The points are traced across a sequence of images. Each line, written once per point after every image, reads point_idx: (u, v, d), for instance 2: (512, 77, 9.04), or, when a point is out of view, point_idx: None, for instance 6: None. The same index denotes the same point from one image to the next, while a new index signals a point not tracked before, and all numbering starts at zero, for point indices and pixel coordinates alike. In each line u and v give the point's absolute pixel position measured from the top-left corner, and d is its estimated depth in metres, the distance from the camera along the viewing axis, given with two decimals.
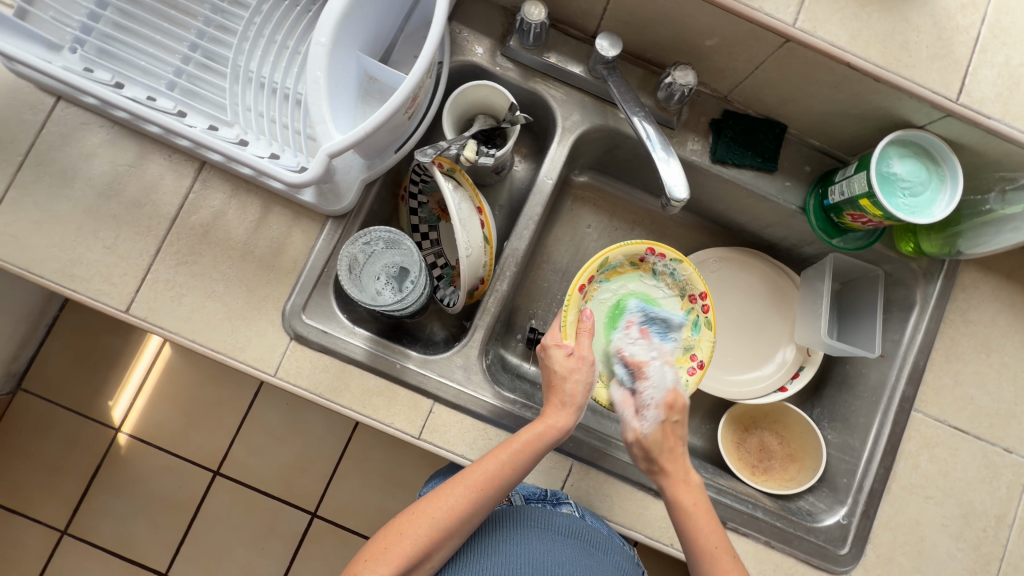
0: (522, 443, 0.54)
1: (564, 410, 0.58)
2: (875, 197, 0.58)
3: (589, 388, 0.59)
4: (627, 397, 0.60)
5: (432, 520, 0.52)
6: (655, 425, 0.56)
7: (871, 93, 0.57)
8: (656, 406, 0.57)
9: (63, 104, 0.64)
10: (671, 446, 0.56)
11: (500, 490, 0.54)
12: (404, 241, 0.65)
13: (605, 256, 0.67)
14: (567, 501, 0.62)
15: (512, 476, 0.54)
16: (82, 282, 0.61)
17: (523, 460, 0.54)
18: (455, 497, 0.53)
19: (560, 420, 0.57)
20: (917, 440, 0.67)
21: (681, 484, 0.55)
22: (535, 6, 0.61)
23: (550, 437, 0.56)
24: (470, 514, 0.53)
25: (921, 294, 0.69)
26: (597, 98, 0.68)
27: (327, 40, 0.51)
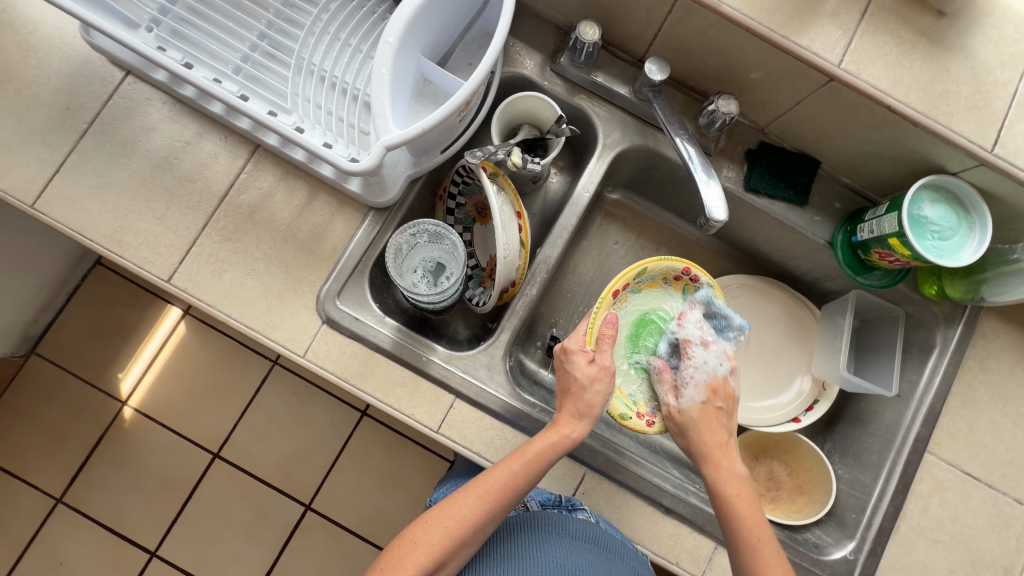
0: (536, 453, 0.54)
1: (583, 421, 0.57)
2: (905, 237, 0.60)
3: (607, 399, 0.59)
4: (663, 371, 0.64)
5: (446, 530, 0.53)
6: (693, 403, 0.60)
7: (908, 136, 0.59)
8: (697, 387, 0.60)
9: (131, 79, 0.67)
10: (712, 432, 0.57)
11: (513, 501, 0.54)
12: (447, 233, 0.67)
13: (644, 266, 0.66)
14: (581, 508, 0.63)
15: (525, 485, 0.54)
16: (129, 249, 0.64)
17: (535, 471, 0.54)
18: (468, 508, 0.53)
19: (576, 430, 0.57)
20: (929, 482, 0.67)
21: (726, 475, 0.55)
22: (590, 28, 0.64)
23: (564, 445, 0.56)
24: (483, 524, 0.54)
25: (941, 337, 0.70)
26: (639, 119, 0.70)
27: (395, 40, 0.54)
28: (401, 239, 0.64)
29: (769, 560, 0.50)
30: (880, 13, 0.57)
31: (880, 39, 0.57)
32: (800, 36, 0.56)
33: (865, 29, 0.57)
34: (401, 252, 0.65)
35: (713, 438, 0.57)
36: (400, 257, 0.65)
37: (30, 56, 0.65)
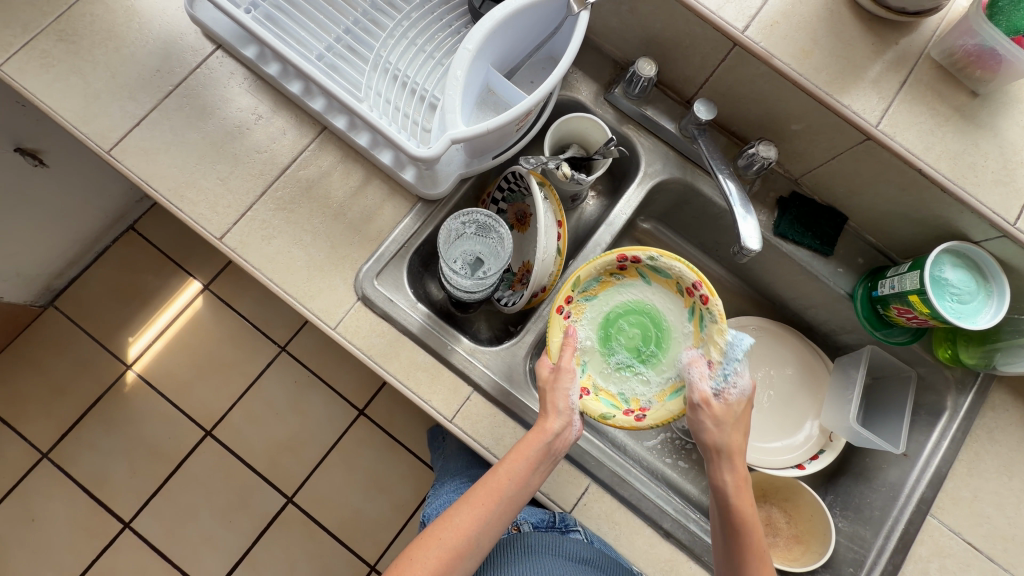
0: (516, 450, 0.56)
1: (560, 415, 0.59)
2: (925, 295, 0.62)
3: (572, 395, 0.60)
4: (696, 360, 0.63)
5: (440, 542, 0.53)
6: (737, 395, 0.60)
7: (935, 201, 0.63)
8: (750, 384, 0.60)
9: (219, 53, 0.72)
10: (734, 430, 0.59)
11: (502, 504, 0.56)
12: (495, 224, 0.69)
13: (576, 276, 0.66)
14: (575, 527, 0.67)
15: (512, 487, 0.56)
16: (189, 204, 0.67)
17: (517, 470, 0.56)
18: (460, 519, 0.54)
19: (556, 425, 0.58)
20: (929, 545, 0.67)
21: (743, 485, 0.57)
22: (648, 63, 0.69)
23: (547, 438, 0.58)
24: (479, 535, 0.54)
25: (952, 402, 0.72)
26: (681, 154, 0.75)
27: (473, 48, 0.58)
28: (450, 228, 0.67)
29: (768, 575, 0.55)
30: (919, 86, 0.62)
31: (916, 109, 0.61)
32: (842, 95, 0.61)
33: (903, 98, 0.62)
34: (452, 237, 0.68)
35: (740, 439, 0.59)
36: (450, 242, 0.68)
37: (132, 19, 0.71)
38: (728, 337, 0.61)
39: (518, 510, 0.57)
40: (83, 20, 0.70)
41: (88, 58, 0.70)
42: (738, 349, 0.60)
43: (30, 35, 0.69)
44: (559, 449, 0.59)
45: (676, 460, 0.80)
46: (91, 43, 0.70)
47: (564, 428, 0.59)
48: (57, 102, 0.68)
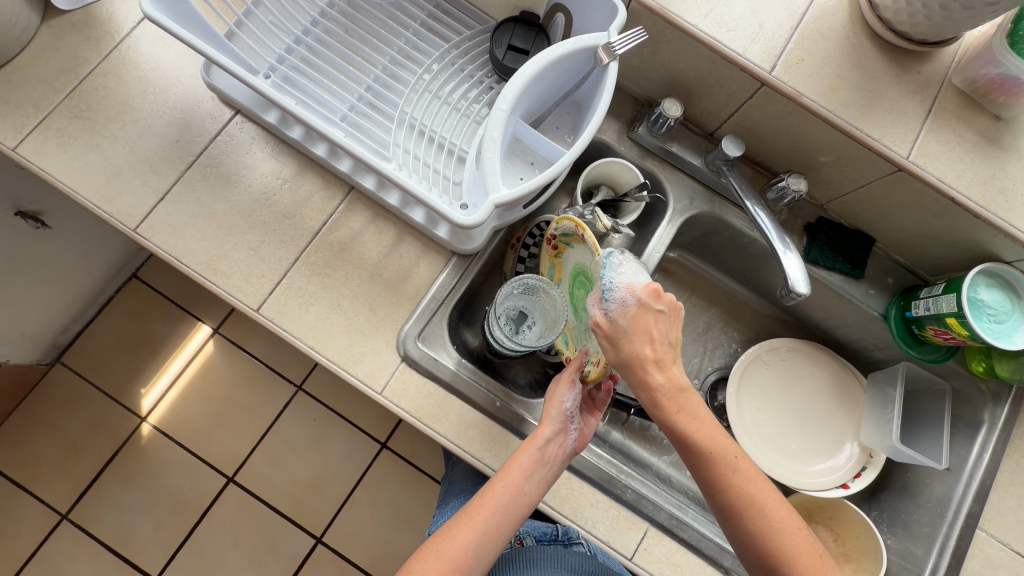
0: (511, 457, 0.56)
1: (552, 421, 0.59)
2: (964, 317, 0.63)
3: (567, 403, 0.61)
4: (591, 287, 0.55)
5: (438, 554, 0.52)
6: (624, 304, 0.51)
7: (967, 225, 0.64)
8: (630, 290, 0.51)
9: (238, 118, 0.71)
10: (640, 339, 0.50)
11: (497, 514, 0.54)
12: (545, 285, 0.66)
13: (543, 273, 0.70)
14: (577, 541, 0.73)
15: (507, 494, 0.55)
16: (223, 277, 0.66)
17: (511, 477, 0.56)
18: (457, 528, 0.53)
19: (547, 431, 0.59)
20: (980, 558, 0.68)
21: (663, 392, 0.51)
22: (673, 104, 0.69)
23: (539, 444, 0.58)
24: (477, 546, 0.53)
25: (989, 415, 0.73)
26: (708, 188, 0.76)
27: (507, 107, 0.58)
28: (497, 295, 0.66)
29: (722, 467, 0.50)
30: (943, 113, 0.63)
31: (943, 137, 0.62)
32: (871, 128, 0.62)
33: (931, 127, 0.62)
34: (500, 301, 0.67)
35: (646, 349, 0.50)
36: (497, 307, 0.67)
37: (146, 90, 0.70)
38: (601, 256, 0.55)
39: (517, 523, 0.55)
40: (97, 94, 0.69)
41: (104, 133, 0.68)
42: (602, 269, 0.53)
43: (43, 114, 0.68)
44: (553, 458, 0.59)
45: None
46: (107, 117, 0.69)
47: (556, 434, 0.59)
48: (76, 180, 0.66)
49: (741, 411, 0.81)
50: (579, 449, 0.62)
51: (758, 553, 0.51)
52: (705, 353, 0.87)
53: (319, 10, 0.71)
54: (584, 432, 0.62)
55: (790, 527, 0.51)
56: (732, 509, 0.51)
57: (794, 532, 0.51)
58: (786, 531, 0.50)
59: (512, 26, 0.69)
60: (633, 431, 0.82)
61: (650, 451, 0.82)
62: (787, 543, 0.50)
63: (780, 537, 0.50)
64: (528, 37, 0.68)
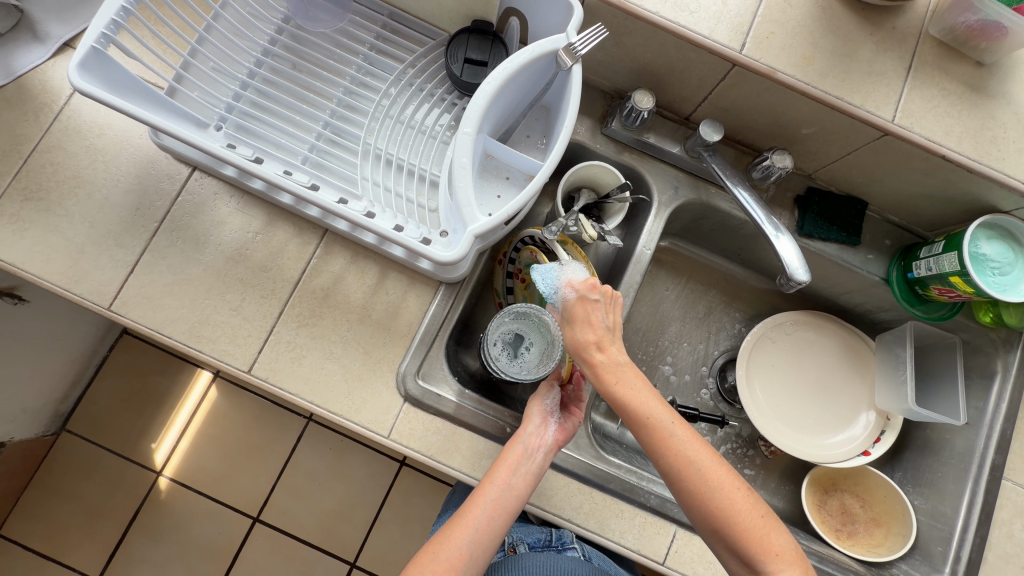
0: (495, 452, 0.58)
1: (532, 417, 0.61)
2: (967, 275, 0.62)
3: (547, 402, 0.63)
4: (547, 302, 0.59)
5: (432, 557, 0.52)
6: (565, 299, 0.53)
7: (962, 181, 0.62)
8: (569, 287, 0.54)
9: (197, 174, 0.68)
10: (580, 328, 0.51)
11: (486, 510, 0.55)
12: (536, 311, 0.67)
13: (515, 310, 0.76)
14: (571, 546, 0.71)
15: (493, 491, 0.55)
16: (209, 342, 0.64)
17: (496, 472, 0.57)
18: (450, 528, 0.54)
19: (528, 425, 0.61)
20: (1010, 508, 0.68)
21: (602, 366, 0.49)
22: (644, 96, 0.67)
23: (522, 439, 0.60)
24: (471, 544, 0.53)
25: (1002, 363, 0.72)
26: (692, 175, 0.73)
27: (473, 130, 0.55)
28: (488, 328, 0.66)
29: (664, 430, 0.47)
30: (924, 68, 0.60)
31: (928, 93, 0.60)
32: (854, 96, 0.59)
33: (913, 84, 0.60)
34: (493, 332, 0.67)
35: (586, 335, 0.51)
36: (491, 338, 0.66)
37: (96, 159, 0.67)
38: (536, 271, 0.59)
39: (508, 518, 0.55)
40: (46, 171, 0.66)
41: (61, 211, 0.65)
42: (544, 283, 0.57)
43: None
44: (538, 451, 0.59)
45: (742, 469, 0.81)
46: (61, 194, 0.65)
47: (539, 427, 0.61)
48: (38, 265, 0.64)
49: (753, 393, 0.80)
50: (564, 444, 0.62)
51: (700, 517, 0.47)
52: (709, 338, 0.86)
53: (262, 49, 0.67)
54: (566, 427, 0.62)
55: (729, 487, 0.47)
56: (672, 474, 0.47)
57: (733, 491, 0.47)
58: (724, 491, 0.47)
59: (465, 37, 0.66)
60: None
61: None
62: (724, 500, 0.46)
63: (719, 497, 0.46)
64: (484, 48, 0.65)
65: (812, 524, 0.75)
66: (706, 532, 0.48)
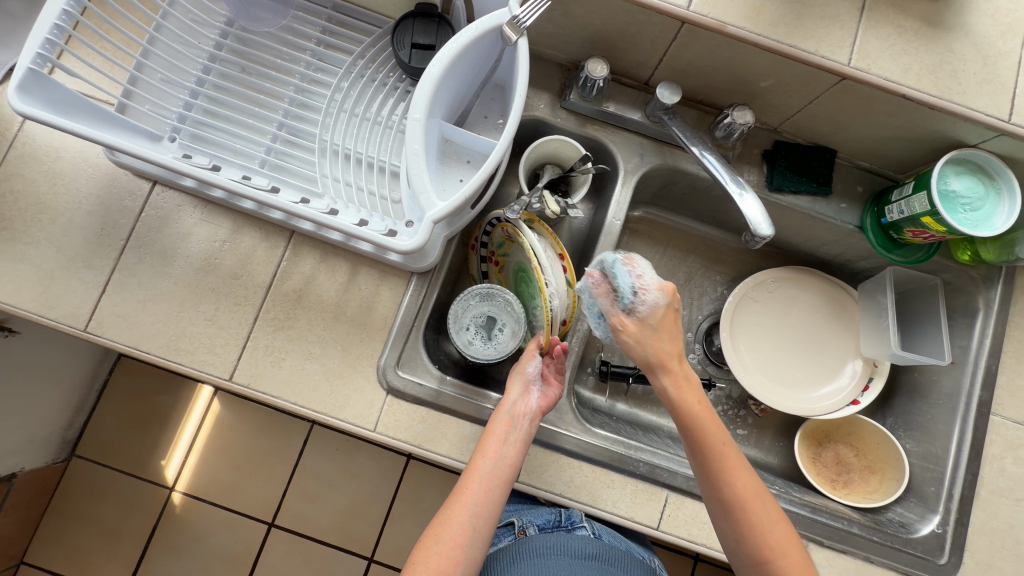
0: (485, 425, 0.58)
1: (515, 385, 0.62)
2: (938, 214, 0.61)
3: (528, 367, 0.64)
4: (603, 285, 0.58)
5: (437, 539, 0.52)
6: (654, 304, 0.56)
7: (925, 119, 0.61)
8: (660, 292, 0.56)
9: (158, 188, 0.68)
10: (656, 344, 0.55)
11: (482, 482, 0.55)
12: (499, 291, 0.67)
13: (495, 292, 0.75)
14: (580, 525, 0.71)
15: (488, 464, 0.56)
16: (187, 354, 0.64)
17: (487, 445, 0.57)
18: (450, 508, 0.54)
19: (512, 393, 0.61)
20: (1000, 443, 0.68)
21: (683, 383, 0.53)
22: (598, 65, 0.66)
23: (507, 408, 0.60)
24: (471, 519, 0.53)
25: (984, 300, 0.72)
26: (655, 140, 0.72)
27: (423, 116, 0.55)
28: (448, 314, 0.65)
29: (733, 455, 0.51)
30: (878, 7, 0.59)
31: (883, 33, 0.59)
32: (807, 43, 0.58)
33: (867, 26, 0.59)
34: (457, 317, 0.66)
35: (668, 346, 0.55)
36: (457, 324, 0.66)
37: (57, 183, 0.66)
38: (608, 260, 0.59)
39: (505, 488, 0.56)
40: (7, 199, 0.66)
41: (27, 238, 0.65)
42: (624, 278, 0.57)
43: None
44: (523, 418, 0.60)
45: (734, 430, 0.82)
46: (24, 222, 0.65)
47: (520, 394, 0.61)
48: (10, 294, 0.64)
49: (739, 353, 0.80)
50: (547, 411, 0.62)
51: (750, 548, 0.49)
52: (692, 303, 0.86)
53: (208, 55, 0.66)
54: (549, 393, 0.63)
55: (782, 522, 0.50)
56: (734, 502, 0.50)
57: (786, 525, 0.50)
58: (779, 525, 0.50)
59: (410, 22, 0.65)
60: (637, 398, 0.82)
61: (657, 413, 0.81)
62: (762, 526, 0.49)
63: (774, 531, 0.49)
64: (431, 31, 0.64)
65: (807, 476, 0.76)
66: (748, 566, 0.50)
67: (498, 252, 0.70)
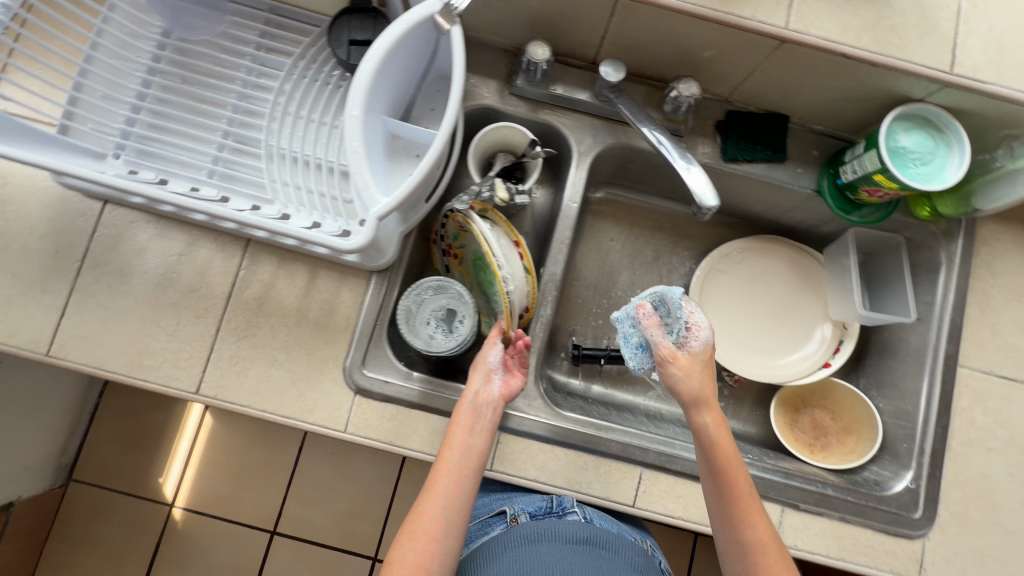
0: (450, 418, 0.59)
1: (475, 374, 0.63)
2: (888, 171, 0.61)
3: (487, 355, 0.64)
4: (652, 318, 0.63)
5: (411, 536, 0.52)
6: (705, 341, 0.62)
7: (869, 77, 0.61)
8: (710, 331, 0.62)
9: (110, 207, 0.67)
10: (699, 379, 0.60)
11: (452, 474, 0.56)
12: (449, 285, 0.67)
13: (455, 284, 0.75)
14: (572, 510, 0.64)
15: (457, 456, 0.57)
16: (152, 370, 0.64)
17: (454, 437, 0.58)
18: (422, 503, 0.54)
19: (474, 383, 0.62)
20: (969, 395, 0.69)
21: (719, 424, 0.58)
22: (539, 47, 0.65)
23: (470, 398, 0.61)
24: (444, 512, 0.54)
25: (946, 254, 0.72)
26: (606, 119, 0.72)
27: (360, 112, 0.54)
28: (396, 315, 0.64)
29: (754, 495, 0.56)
30: None
31: None
32: (743, 8, 0.57)
33: None
34: (410, 316, 0.66)
35: (709, 384, 0.60)
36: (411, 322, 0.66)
37: (7, 209, 0.66)
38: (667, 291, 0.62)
39: (475, 477, 0.57)
40: None
41: None
42: (680, 310, 0.62)
43: None
44: (487, 407, 0.61)
45: None
46: None
47: (482, 383, 0.62)
48: None
49: None
50: (511, 399, 0.63)
51: None
52: (662, 280, 0.86)
53: (146, 68, 0.66)
54: (511, 381, 0.64)
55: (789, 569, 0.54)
56: (752, 543, 0.54)
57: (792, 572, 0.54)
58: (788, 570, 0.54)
59: (346, 18, 0.64)
60: (613, 378, 0.82)
61: (632, 392, 0.82)
62: (769, 565, 0.53)
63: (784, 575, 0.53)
64: (367, 26, 0.64)
65: (785, 444, 0.76)
66: None
67: (451, 244, 0.70)
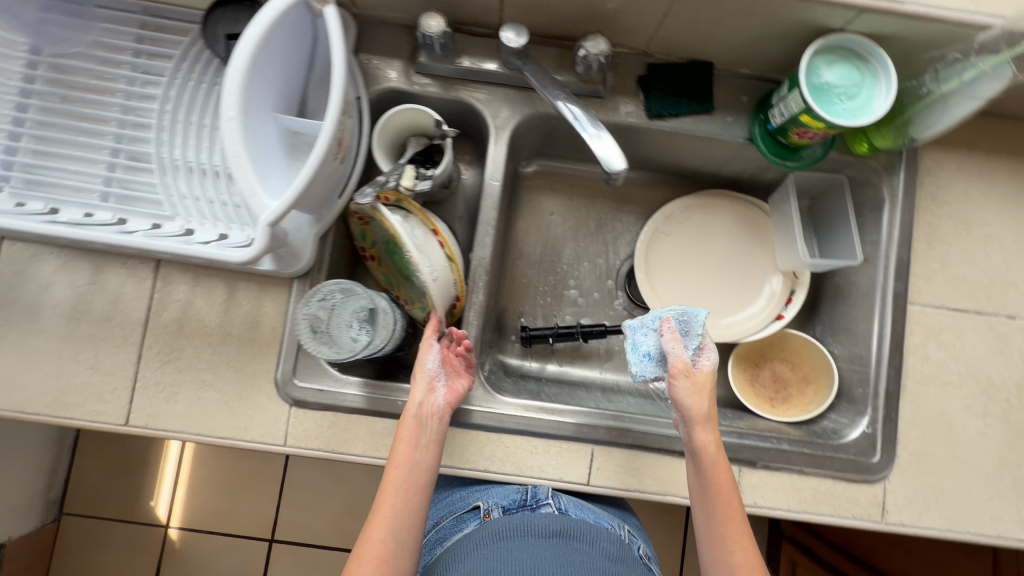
0: (396, 436, 0.56)
1: (418, 384, 0.59)
2: (813, 111, 0.58)
3: (426, 359, 0.60)
4: (672, 334, 0.61)
5: (360, 561, 0.51)
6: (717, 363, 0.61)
7: (781, 11, 0.57)
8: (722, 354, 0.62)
9: (8, 242, 0.64)
10: (708, 398, 0.58)
11: (399, 493, 0.54)
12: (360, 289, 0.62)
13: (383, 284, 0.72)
14: (546, 501, 0.64)
15: (404, 475, 0.55)
16: (77, 407, 0.62)
17: (399, 454, 0.56)
18: (370, 526, 0.52)
19: (416, 394, 0.59)
20: (920, 332, 0.67)
21: (716, 443, 0.57)
22: (432, 19, 0.61)
23: (413, 410, 0.58)
24: (393, 534, 0.52)
25: (889, 189, 0.69)
26: (520, 88, 0.68)
27: (237, 113, 0.50)
28: (301, 330, 0.60)
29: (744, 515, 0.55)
30: None
31: None
32: None
33: None
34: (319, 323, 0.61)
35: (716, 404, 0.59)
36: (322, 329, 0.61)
37: None
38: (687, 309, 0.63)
39: (424, 493, 0.55)
40: None
41: None
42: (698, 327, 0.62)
43: None
44: (432, 417, 0.58)
45: None
46: None
47: (425, 394, 0.58)
48: None
49: (657, 291, 0.78)
50: (457, 404, 0.61)
51: None
52: (608, 249, 0.83)
53: (18, 90, 0.60)
54: (455, 387, 0.61)
55: None
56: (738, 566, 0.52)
57: None
58: None
59: (222, 11, 0.59)
60: (567, 355, 0.80)
61: (588, 367, 0.80)
62: None
63: None
64: (245, 18, 0.59)
65: (743, 401, 0.75)
66: None
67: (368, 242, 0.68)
